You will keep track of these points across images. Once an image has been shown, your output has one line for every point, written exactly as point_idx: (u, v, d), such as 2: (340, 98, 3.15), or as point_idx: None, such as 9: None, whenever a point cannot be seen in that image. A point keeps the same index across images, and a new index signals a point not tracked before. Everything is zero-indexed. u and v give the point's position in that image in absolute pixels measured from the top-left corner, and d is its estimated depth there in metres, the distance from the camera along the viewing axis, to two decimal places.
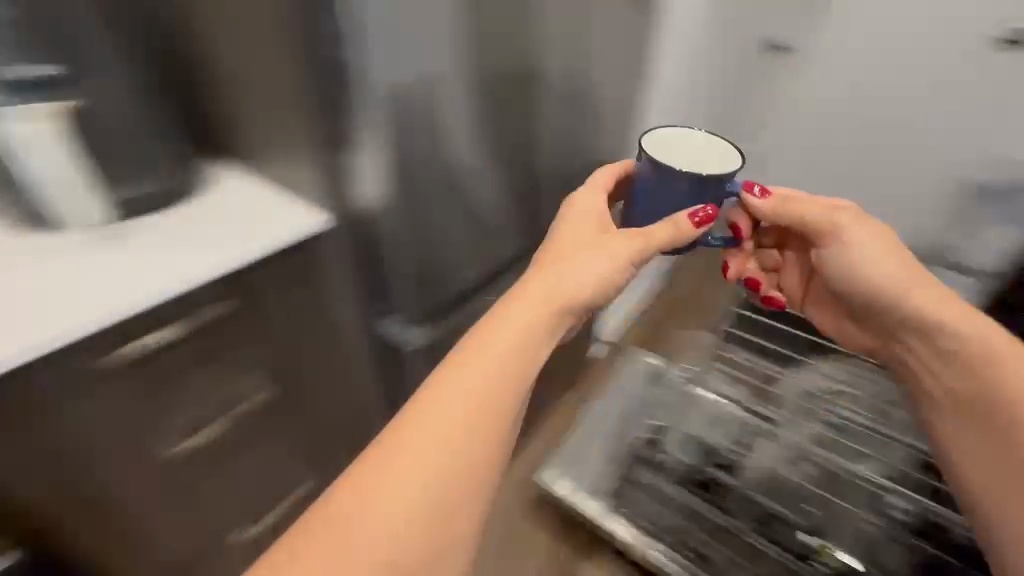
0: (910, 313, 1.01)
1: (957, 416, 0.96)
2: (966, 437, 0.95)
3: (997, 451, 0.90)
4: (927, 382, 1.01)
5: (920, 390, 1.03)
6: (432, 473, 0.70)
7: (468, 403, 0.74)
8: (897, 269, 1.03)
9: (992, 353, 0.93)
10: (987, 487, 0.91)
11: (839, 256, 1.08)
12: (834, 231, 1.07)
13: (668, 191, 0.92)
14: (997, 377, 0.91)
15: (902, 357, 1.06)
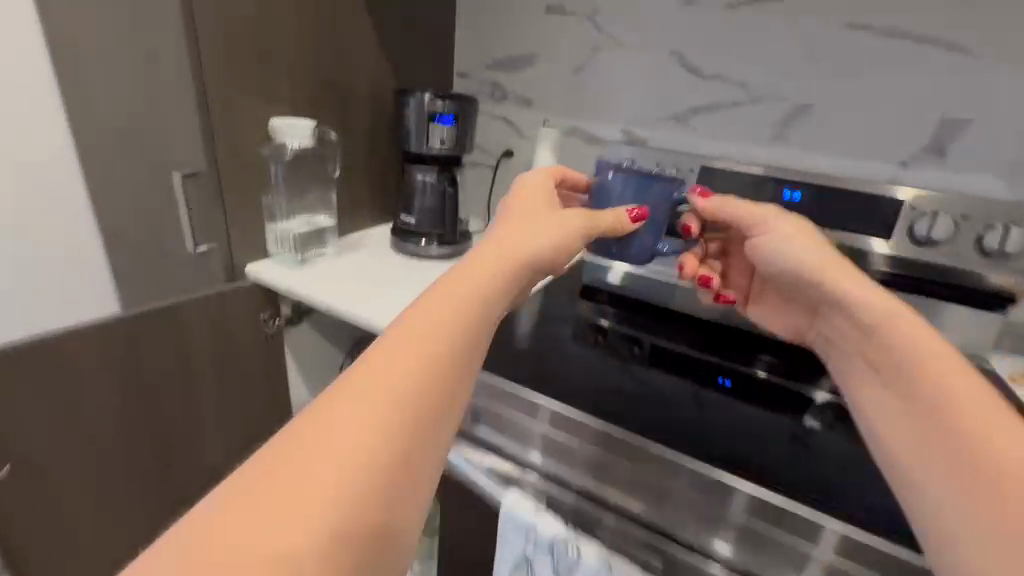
0: (827, 297, 0.64)
1: (887, 398, 0.55)
2: (879, 386, 0.57)
3: (933, 433, 0.49)
4: (881, 414, 0.55)
5: (842, 362, 0.64)
6: (362, 449, 0.35)
7: (407, 352, 0.40)
8: (805, 253, 0.68)
9: (939, 369, 0.51)
10: (902, 437, 0.52)
11: (781, 247, 0.71)
12: (759, 224, 0.75)
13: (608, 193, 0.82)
14: (895, 350, 0.55)
15: (831, 333, 0.65)
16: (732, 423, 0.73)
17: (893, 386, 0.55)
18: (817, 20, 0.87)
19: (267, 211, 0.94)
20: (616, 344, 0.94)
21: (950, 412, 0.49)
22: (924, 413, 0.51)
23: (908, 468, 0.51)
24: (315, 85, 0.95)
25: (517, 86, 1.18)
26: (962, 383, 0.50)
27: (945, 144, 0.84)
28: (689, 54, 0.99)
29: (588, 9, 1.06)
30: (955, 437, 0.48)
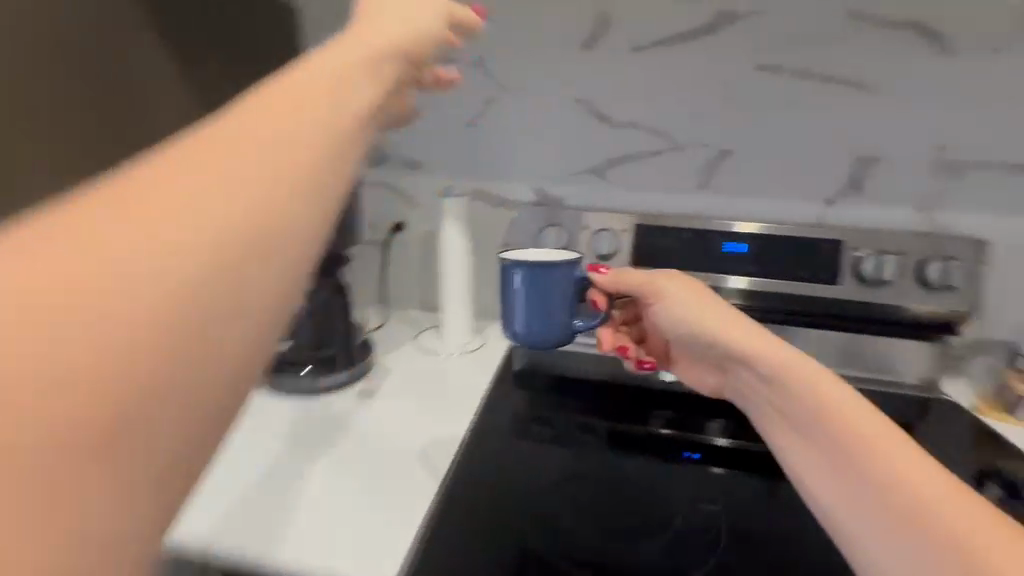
0: (742, 357, 0.53)
1: (817, 457, 0.46)
2: (803, 440, 0.48)
3: (884, 508, 0.41)
4: (820, 480, 0.46)
5: (763, 426, 0.52)
6: (46, 423, 0.21)
7: (102, 281, 0.23)
8: (702, 310, 0.57)
9: (876, 436, 0.44)
10: (843, 506, 0.44)
11: (675, 308, 0.58)
12: (655, 288, 0.60)
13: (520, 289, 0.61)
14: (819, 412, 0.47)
15: (747, 396, 0.54)
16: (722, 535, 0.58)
17: (825, 450, 0.46)
18: (723, 62, 0.82)
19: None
20: (547, 439, 0.72)
21: (905, 490, 0.41)
22: (858, 476, 0.43)
23: (845, 532, 0.44)
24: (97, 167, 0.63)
25: (398, 148, 0.97)
26: (910, 460, 0.42)
27: (862, 180, 0.83)
28: (597, 101, 0.88)
29: (473, 54, 0.89)
30: (915, 520, 0.40)
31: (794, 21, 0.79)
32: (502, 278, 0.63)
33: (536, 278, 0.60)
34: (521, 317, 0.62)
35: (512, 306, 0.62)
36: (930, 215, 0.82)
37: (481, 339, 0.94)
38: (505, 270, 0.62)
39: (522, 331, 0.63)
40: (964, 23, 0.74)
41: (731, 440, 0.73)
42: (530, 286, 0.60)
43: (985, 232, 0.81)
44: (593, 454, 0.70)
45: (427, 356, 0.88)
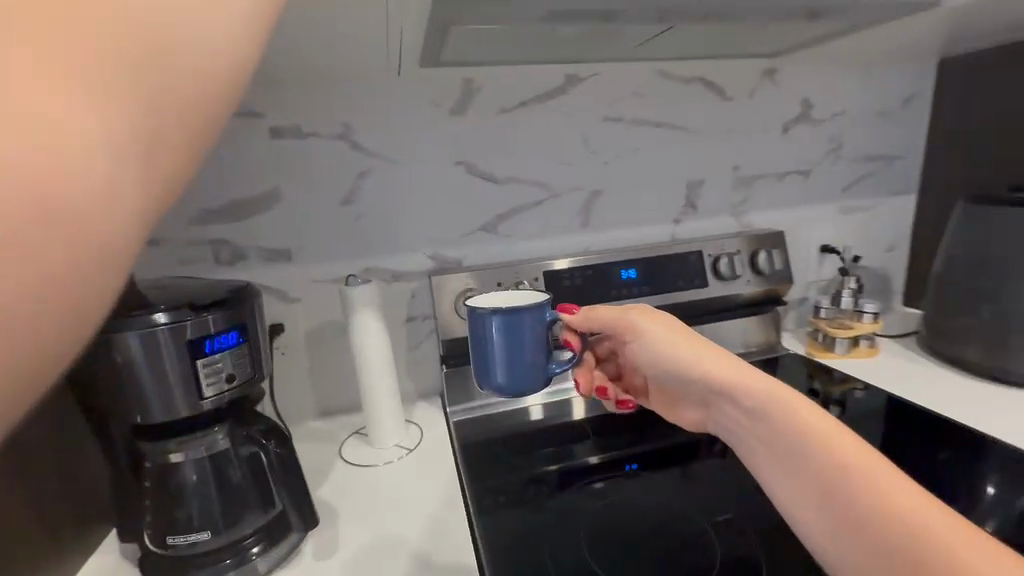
0: (719, 385, 0.54)
1: (792, 479, 0.47)
2: (778, 463, 0.48)
3: (858, 523, 0.43)
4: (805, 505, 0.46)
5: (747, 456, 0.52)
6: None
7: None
8: (677, 348, 0.59)
9: (847, 454, 0.45)
10: (823, 526, 0.44)
11: (654, 347, 0.61)
12: (631, 326, 0.62)
13: (493, 337, 0.58)
14: (791, 434, 0.47)
15: (726, 426, 0.54)
16: (734, 533, 0.62)
17: (799, 472, 0.46)
18: (578, 116, 0.93)
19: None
20: (516, 508, 0.67)
21: (878, 508, 0.42)
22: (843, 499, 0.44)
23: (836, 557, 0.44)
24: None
25: (257, 240, 0.81)
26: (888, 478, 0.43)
27: (695, 200, 1.02)
28: (476, 161, 0.89)
29: (337, 127, 0.81)
30: (886, 530, 0.41)
31: (625, 81, 0.94)
32: (475, 329, 0.59)
33: (510, 324, 0.57)
34: (500, 368, 0.59)
35: (489, 357, 0.59)
36: (742, 218, 1.06)
37: (418, 433, 0.84)
38: (476, 319, 0.58)
39: (502, 381, 0.60)
40: (732, 78, 0.99)
41: (597, 454, 0.80)
42: (506, 335, 0.58)
43: (775, 225, 1.08)
44: (577, 509, 0.67)
45: (365, 470, 0.75)
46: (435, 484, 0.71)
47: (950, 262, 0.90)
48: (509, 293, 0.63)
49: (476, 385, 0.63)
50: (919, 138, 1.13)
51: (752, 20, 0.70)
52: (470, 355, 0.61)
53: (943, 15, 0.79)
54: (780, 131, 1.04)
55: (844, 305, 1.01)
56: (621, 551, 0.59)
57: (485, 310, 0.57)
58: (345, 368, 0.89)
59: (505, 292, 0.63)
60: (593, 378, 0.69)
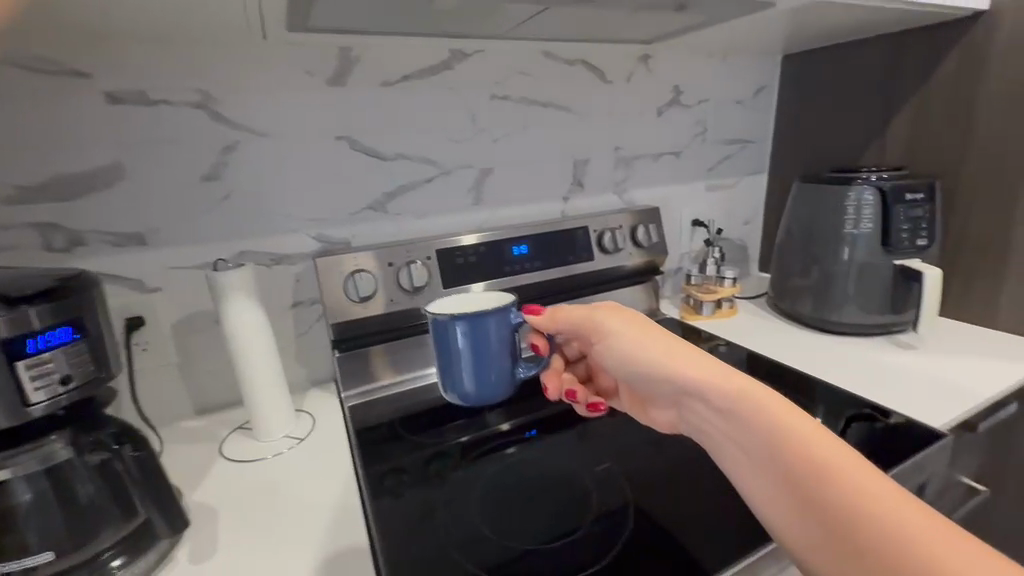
0: (692, 385, 0.52)
1: (774, 487, 0.44)
2: (756, 470, 0.46)
3: (846, 532, 0.39)
4: (779, 505, 0.44)
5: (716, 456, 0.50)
6: None
7: None
8: (644, 346, 0.57)
9: (833, 460, 0.42)
10: (808, 536, 0.41)
11: (622, 346, 0.59)
12: (596, 326, 0.61)
13: (457, 345, 0.56)
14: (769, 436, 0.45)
15: (699, 430, 0.52)
16: (612, 483, 0.68)
17: (778, 478, 0.44)
18: (465, 92, 0.92)
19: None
20: (412, 488, 0.67)
21: (866, 517, 0.39)
22: (817, 503, 0.41)
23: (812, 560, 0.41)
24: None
25: (98, 222, 0.71)
26: (862, 478, 0.41)
27: (581, 178, 1.08)
28: (360, 136, 0.85)
29: (193, 94, 0.73)
30: (878, 541, 0.38)
31: (509, 59, 0.95)
32: (439, 338, 0.57)
33: (475, 330, 0.56)
34: (466, 375, 0.57)
35: (454, 364, 0.57)
36: (623, 195, 1.14)
37: (309, 421, 0.81)
38: (440, 327, 0.57)
39: (469, 389, 0.58)
40: (610, 62, 1.05)
41: (507, 424, 0.83)
42: (471, 342, 0.56)
43: (652, 201, 1.18)
44: (472, 481, 0.70)
45: (250, 466, 0.70)
46: (328, 467, 0.70)
47: (791, 232, 1.05)
48: (473, 297, 0.61)
49: (442, 393, 0.60)
50: (767, 124, 1.29)
51: (620, 7, 0.74)
52: (436, 362, 0.58)
53: (780, 14, 0.90)
54: (655, 114, 1.13)
55: (709, 272, 1.14)
56: (516, 510, 0.63)
57: (447, 318, 0.56)
58: (223, 361, 0.82)
59: (470, 297, 0.61)
60: (563, 383, 0.63)
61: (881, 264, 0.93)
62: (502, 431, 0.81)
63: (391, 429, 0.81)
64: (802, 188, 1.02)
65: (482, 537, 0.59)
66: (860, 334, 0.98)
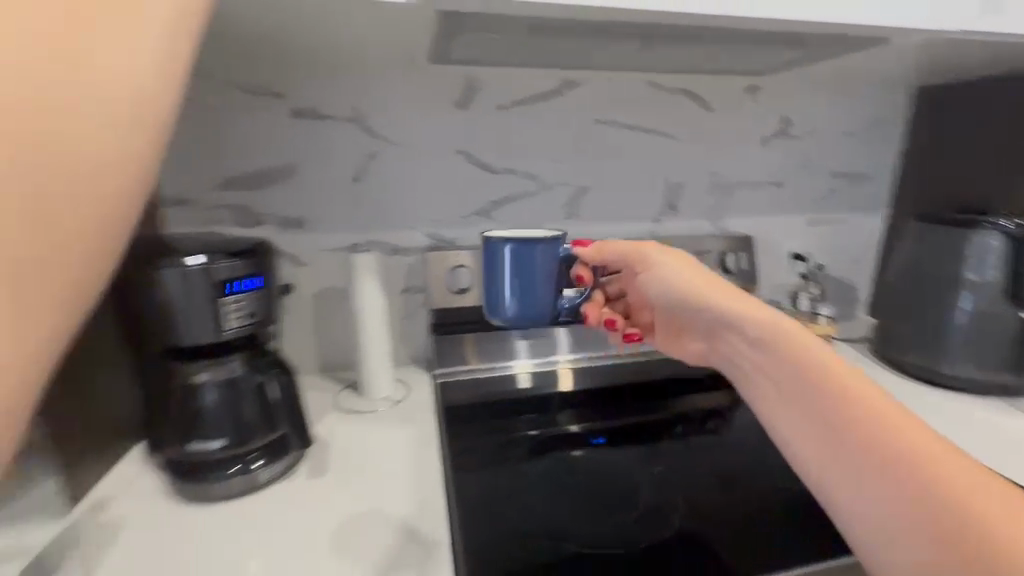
0: (732, 321, 0.56)
1: (801, 411, 0.49)
2: (785, 398, 0.50)
3: (882, 464, 0.44)
4: (800, 426, 0.49)
5: (745, 385, 0.54)
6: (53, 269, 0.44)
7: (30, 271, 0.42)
8: (688, 280, 0.60)
9: (856, 388, 0.47)
10: (823, 451, 0.47)
11: (666, 276, 0.61)
12: (643, 257, 0.62)
13: (508, 267, 0.57)
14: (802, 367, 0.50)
15: (733, 361, 0.56)
16: (665, 493, 0.72)
17: (820, 414, 0.48)
18: (571, 116, 1.02)
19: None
20: (483, 465, 0.77)
21: (882, 436, 0.45)
22: (839, 425, 0.47)
23: (824, 471, 0.47)
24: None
25: (273, 207, 0.91)
26: (879, 406, 0.47)
27: (674, 202, 1.12)
28: (475, 151, 0.99)
29: (351, 112, 0.91)
30: (896, 460, 0.44)
31: (615, 88, 1.03)
32: (489, 258, 0.59)
33: (524, 254, 0.57)
34: (508, 299, 0.58)
35: (501, 286, 0.58)
36: (717, 221, 1.15)
37: (405, 388, 0.95)
38: (491, 249, 0.58)
39: (514, 313, 0.59)
40: (715, 92, 1.08)
41: (579, 424, 0.90)
42: (520, 265, 0.57)
43: (748, 230, 1.17)
44: (535, 470, 0.78)
45: (355, 416, 0.85)
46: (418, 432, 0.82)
47: (903, 273, 0.99)
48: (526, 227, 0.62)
49: (485, 315, 0.62)
50: (888, 160, 1.22)
51: (722, 42, 0.78)
52: (480, 279, 0.60)
53: (904, 49, 0.87)
54: (758, 144, 1.13)
55: (802, 307, 1.10)
56: (573, 500, 0.70)
57: (502, 237, 0.57)
58: (344, 329, 0.99)
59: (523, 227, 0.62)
60: (602, 313, 0.64)
61: (1006, 316, 0.85)
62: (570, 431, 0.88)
63: (472, 412, 0.92)
64: (917, 230, 0.96)
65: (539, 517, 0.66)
66: (976, 393, 0.89)
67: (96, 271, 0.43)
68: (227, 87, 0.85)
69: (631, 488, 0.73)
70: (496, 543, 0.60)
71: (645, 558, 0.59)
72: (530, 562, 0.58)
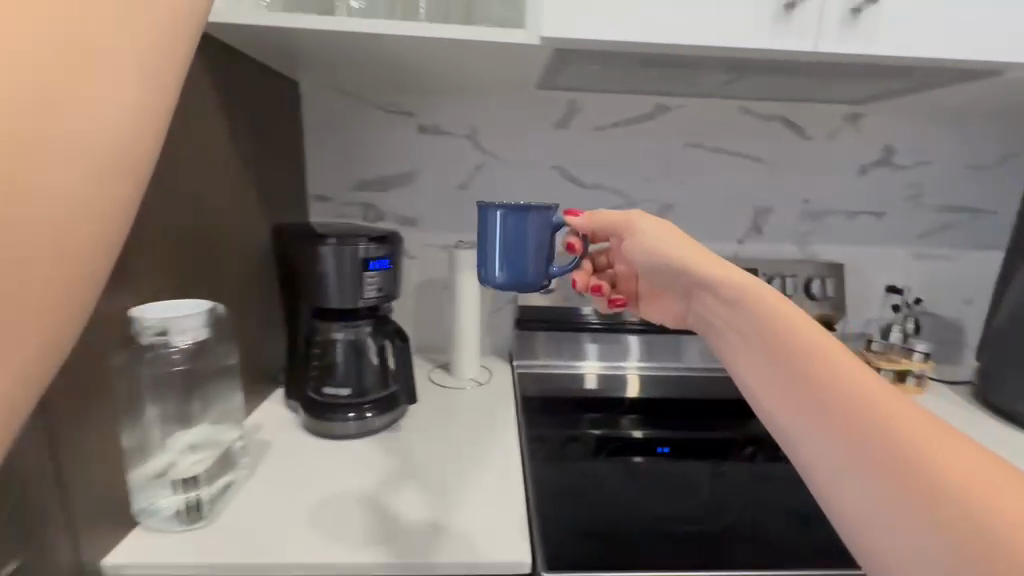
0: (704, 278, 0.51)
1: (765, 364, 0.42)
2: (750, 351, 0.43)
3: (857, 437, 0.35)
4: (763, 383, 0.41)
5: (717, 346, 0.48)
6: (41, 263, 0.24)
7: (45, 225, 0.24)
8: (667, 242, 0.59)
9: (830, 342, 0.39)
10: (786, 408, 0.39)
11: (643, 241, 0.62)
12: (627, 224, 0.65)
13: (496, 233, 0.68)
14: (770, 316, 0.43)
15: (706, 321, 0.51)
16: (727, 501, 0.76)
17: (784, 366, 0.40)
18: (663, 139, 1.09)
19: (132, 457, 0.56)
20: (560, 450, 0.85)
21: (854, 392, 0.36)
22: (803, 378, 0.39)
23: (794, 439, 0.38)
24: (172, 244, 0.62)
25: (394, 207, 1.08)
26: (858, 363, 0.38)
27: (761, 225, 1.14)
28: (570, 167, 1.09)
29: (466, 129, 1.05)
30: (876, 423, 0.35)
31: (708, 113, 1.08)
32: (484, 225, 0.70)
33: (514, 220, 0.67)
34: (497, 262, 0.69)
35: (493, 248, 0.69)
36: (806, 247, 1.15)
37: (488, 373, 1.06)
38: (485, 216, 0.69)
39: (502, 274, 0.70)
40: (811, 119, 1.10)
41: (645, 431, 0.94)
42: (512, 230, 0.67)
43: (839, 258, 1.16)
44: (607, 463, 0.83)
45: (445, 390, 0.98)
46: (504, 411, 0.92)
47: (1016, 315, 0.93)
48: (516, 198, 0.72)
49: (480, 280, 0.73)
50: (1010, 197, 1.14)
51: (818, 73, 0.81)
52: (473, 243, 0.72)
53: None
54: (856, 172, 1.12)
55: (894, 340, 1.07)
56: (644, 493, 0.76)
57: (492, 206, 0.68)
58: (440, 317, 1.13)
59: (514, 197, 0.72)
60: (590, 279, 0.75)
61: None
62: (641, 433, 0.93)
63: (549, 402, 1.00)
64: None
65: (610, 501, 0.73)
66: None
67: (88, 298, 0.27)
68: (370, 106, 1.03)
69: (696, 492, 0.78)
70: (569, 521, 0.66)
71: (702, 549, 0.65)
72: (584, 550, 0.61)
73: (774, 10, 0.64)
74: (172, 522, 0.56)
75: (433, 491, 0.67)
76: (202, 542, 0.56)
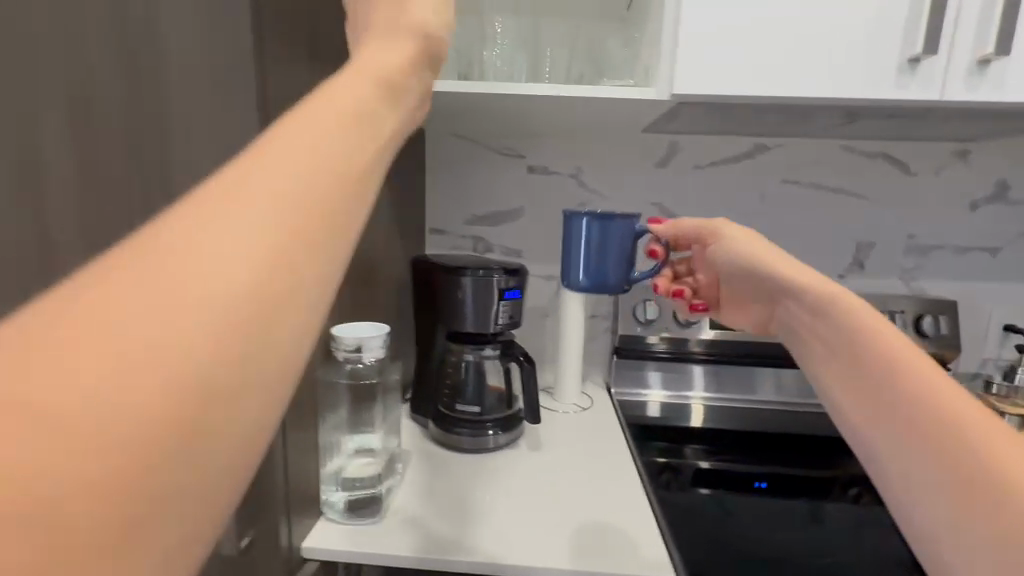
0: (790, 290, 0.54)
1: (844, 373, 0.45)
2: (831, 361, 0.46)
3: (925, 444, 0.37)
4: (841, 392, 0.45)
5: (803, 354, 0.51)
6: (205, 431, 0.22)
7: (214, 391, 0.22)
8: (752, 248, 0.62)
9: (907, 356, 0.41)
10: (862, 415, 0.42)
11: (726, 248, 0.65)
12: (713, 230, 0.68)
13: (581, 236, 0.74)
14: (851, 329, 0.45)
15: (791, 329, 0.54)
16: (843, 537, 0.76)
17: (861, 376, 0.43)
18: (762, 177, 1.12)
19: (324, 454, 0.67)
20: (670, 475, 0.89)
21: (926, 402, 0.38)
22: (879, 389, 0.41)
23: (869, 444, 0.41)
24: (350, 274, 0.73)
25: (501, 239, 1.17)
26: (932, 376, 0.40)
27: (863, 260, 1.13)
28: (668, 204, 1.14)
29: (571, 169, 1.14)
30: (944, 431, 0.37)
31: (808, 151, 1.11)
32: (570, 230, 0.76)
33: (599, 225, 0.73)
34: (580, 265, 0.75)
35: (577, 250, 0.75)
36: (911, 283, 1.13)
37: (588, 399, 1.12)
38: (571, 221, 0.76)
39: (585, 276, 0.75)
40: (918, 156, 1.09)
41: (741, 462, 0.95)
42: (597, 233, 0.73)
43: (949, 295, 1.12)
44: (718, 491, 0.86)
45: (549, 413, 1.04)
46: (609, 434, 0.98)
47: None
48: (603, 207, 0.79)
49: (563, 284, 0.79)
50: None
51: (929, 117, 0.83)
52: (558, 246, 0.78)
53: None
54: (967, 208, 1.10)
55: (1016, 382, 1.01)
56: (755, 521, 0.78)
57: (580, 211, 0.74)
58: (539, 343, 1.20)
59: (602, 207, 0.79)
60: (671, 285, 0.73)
61: None
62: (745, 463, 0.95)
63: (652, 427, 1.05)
64: None
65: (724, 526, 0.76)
66: None
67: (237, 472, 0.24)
68: (485, 149, 1.15)
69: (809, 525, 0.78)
70: (688, 541, 0.70)
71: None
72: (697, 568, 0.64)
73: (897, 64, 0.68)
74: (346, 515, 0.66)
75: (547, 507, 0.73)
76: (363, 535, 0.64)
